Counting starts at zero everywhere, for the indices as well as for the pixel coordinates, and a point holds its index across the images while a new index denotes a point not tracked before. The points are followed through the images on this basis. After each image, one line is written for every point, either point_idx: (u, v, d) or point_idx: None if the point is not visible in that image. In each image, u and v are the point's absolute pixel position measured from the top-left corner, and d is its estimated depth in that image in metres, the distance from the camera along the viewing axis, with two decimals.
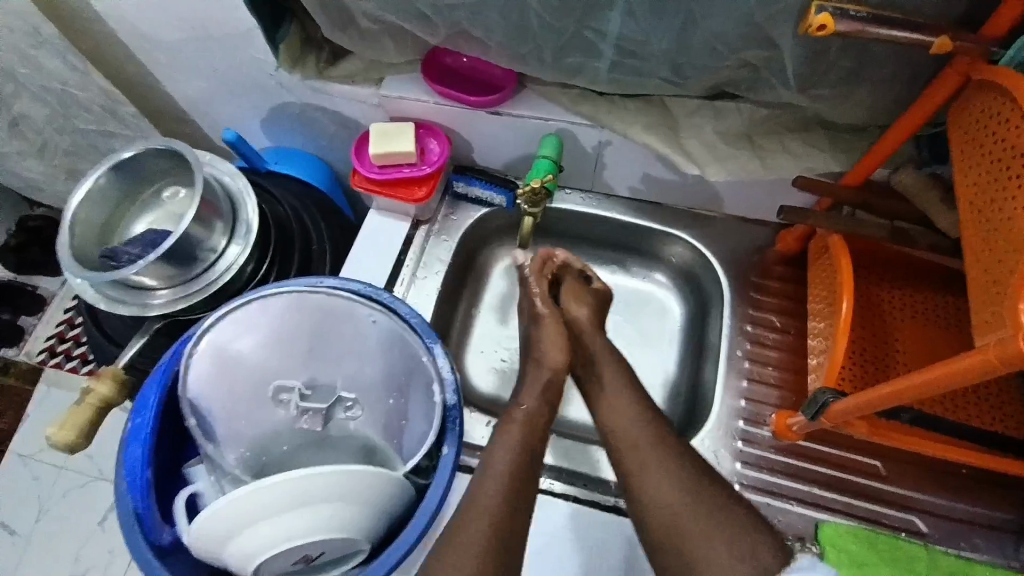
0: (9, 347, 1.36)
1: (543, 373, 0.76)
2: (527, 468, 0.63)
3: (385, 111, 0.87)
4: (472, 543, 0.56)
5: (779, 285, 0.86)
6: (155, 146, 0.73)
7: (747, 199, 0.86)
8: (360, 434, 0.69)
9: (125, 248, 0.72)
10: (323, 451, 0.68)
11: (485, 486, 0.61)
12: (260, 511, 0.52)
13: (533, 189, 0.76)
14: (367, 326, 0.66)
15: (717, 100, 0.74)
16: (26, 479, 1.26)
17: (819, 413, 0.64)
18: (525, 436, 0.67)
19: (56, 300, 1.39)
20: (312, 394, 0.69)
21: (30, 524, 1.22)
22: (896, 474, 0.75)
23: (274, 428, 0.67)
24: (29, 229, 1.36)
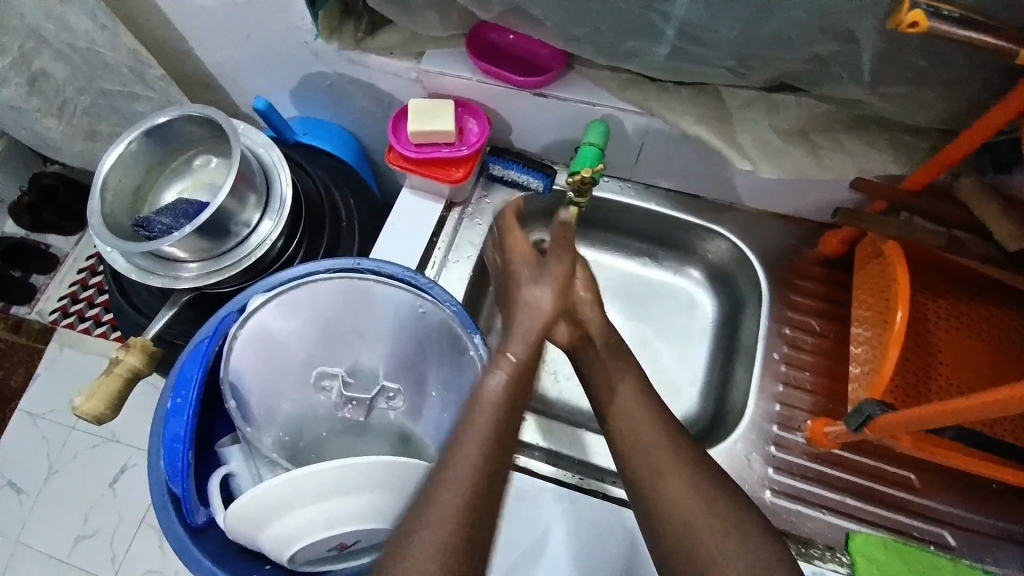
0: (22, 306, 1.35)
1: (532, 325, 0.58)
2: (509, 427, 0.53)
3: (423, 87, 0.83)
4: (441, 527, 0.46)
5: (818, 287, 0.84)
6: (189, 112, 0.70)
7: (792, 197, 0.83)
8: (398, 423, 0.68)
9: (158, 218, 0.70)
10: (362, 439, 0.67)
11: (459, 453, 0.50)
12: (295, 497, 0.51)
13: (582, 178, 0.71)
14: (410, 313, 0.65)
15: (775, 92, 0.70)
16: (36, 439, 1.26)
17: (863, 425, 0.64)
18: (514, 386, 0.55)
19: (69, 260, 1.39)
20: (355, 381, 0.68)
21: (39, 484, 1.23)
22: (926, 485, 0.74)
23: (313, 409, 0.67)
24: (42, 187, 1.30)
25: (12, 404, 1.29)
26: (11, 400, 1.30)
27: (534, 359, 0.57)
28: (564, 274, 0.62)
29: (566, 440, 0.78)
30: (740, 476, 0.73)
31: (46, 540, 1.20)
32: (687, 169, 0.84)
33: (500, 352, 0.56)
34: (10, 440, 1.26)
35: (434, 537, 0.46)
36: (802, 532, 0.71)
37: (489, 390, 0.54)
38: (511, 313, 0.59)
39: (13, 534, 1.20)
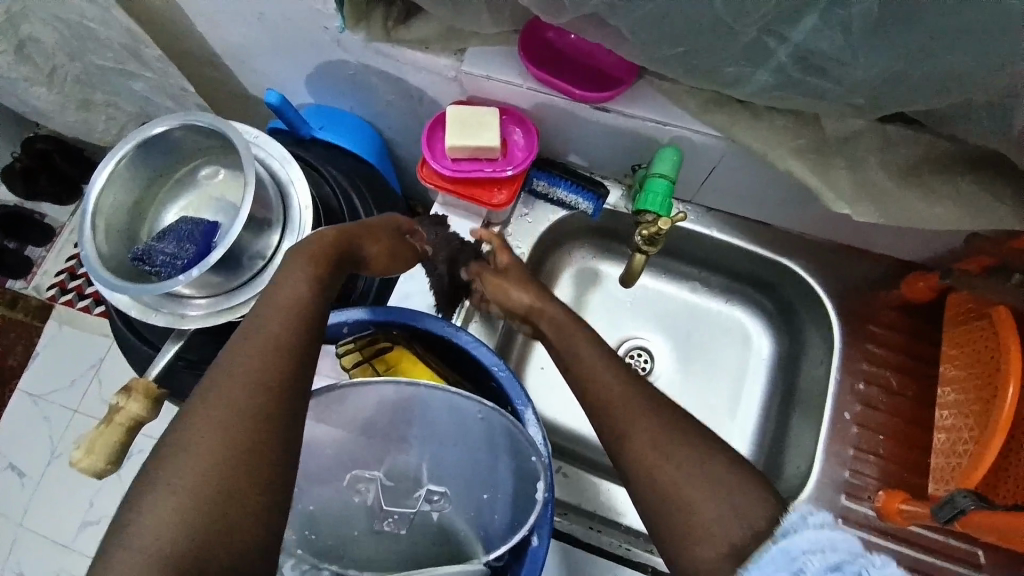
0: (17, 279, 1.26)
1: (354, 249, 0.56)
2: (309, 322, 0.48)
3: (461, 87, 0.72)
4: (208, 429, 0.41)
5: (896, 338, 0.75)
6: (193, 122, 0.60)
7: (876, 232, 0.73)
8: (444, 527, 0.54)
9: (159, 246, 0.60)
10: (399, 542, 0.54)
11: (239, 352, 0.44)
12: None
13: (658, 228, 0.63)
14: (465, 411, 0.51)
15: (887, 123, 0.59)
16: (36, 424, 1.21)
17: (953, 519, 0.58)
18: (318, 278, 0.50)
19: (65, 233, 1.28)
20: (394, 486, 0.54)
21: (41, 467, 1.19)
22: (998, 564, 0.67)
23: (345, 516, 0.53)
24: (37, 153, 1.19)
25: (10, 384, 1.23)
26: (9, 379, 1.24)
27: (345, 253, 0.55)
28: (396, 242, 0.61)
29: (590, 495, 0.71)
30: None
31: (49, 525, 1.16)
32: (761, 192, 0.73)
33: (305, 244, 0.52)
34: (9, 421, 1.21)
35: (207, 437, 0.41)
36: None
37: (285, 289, 0.49)
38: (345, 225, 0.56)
39: (16, 518, 1.17)
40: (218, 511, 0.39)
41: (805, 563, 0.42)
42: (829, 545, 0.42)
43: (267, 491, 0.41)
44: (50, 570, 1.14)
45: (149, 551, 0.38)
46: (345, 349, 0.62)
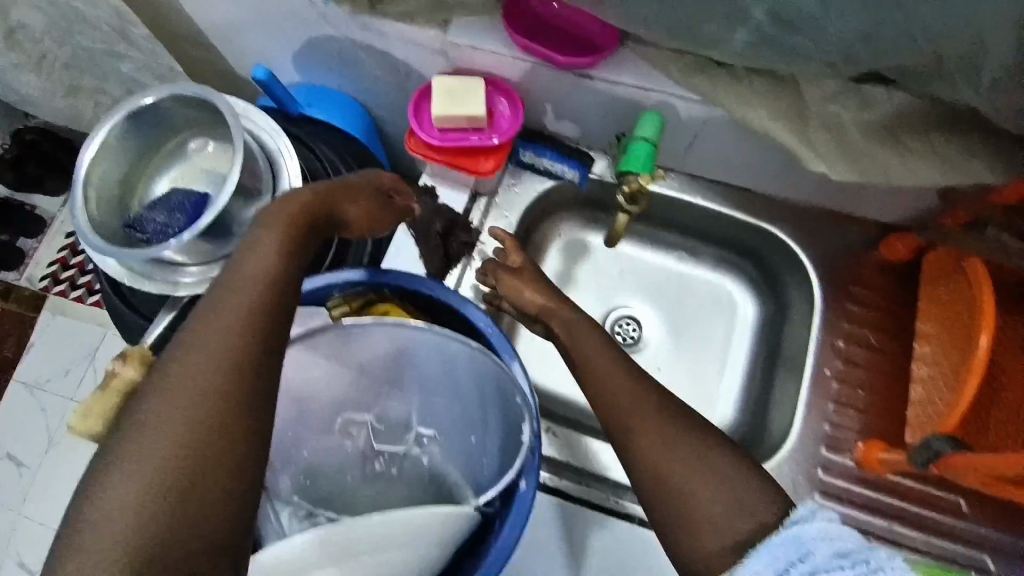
0: (9, 272, 1.27)
1: (328, 213, 0.57)
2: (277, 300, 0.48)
3: (447, 59, 0.72)
4: (181, 405, 0.42)
5: (875, 297, 0.78)
6: (181, 93, 0.61)
7: (856, 194, 0.75)
8: (432, 471, 0.58)
9: (151, 215, 0.62)
10: (391, 483, 0.58)
11: (204, 331, 0.44)
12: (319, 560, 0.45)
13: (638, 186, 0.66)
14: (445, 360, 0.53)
15: (861, 82, 0.60)
16: (32, 410, 1.22)
17: (930, 461, 0.59)
18: (288, 249, 0.50)
19: (56, 223, 1.28)
20: (385, 429, 0.58)
21: (39, 455, 1.20)
22: (975, 510, 0.69)
23: (340, 456, 0.57)
24: (25, 143, 1.19)
25: (6, 374, 1.24)
26: (5, 369, 1.24)
27: (320, 217, 0.55)
28: (377, 203, 0.62)
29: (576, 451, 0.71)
30: None
31: (48, 513, 1.17)
32: (743, 159, 0.75)
33: (276, 208, 0.52)
34: (6, 410, 1.22)
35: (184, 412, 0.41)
36: None
37: (258, 259, 0.49)
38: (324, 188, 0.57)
39: (15, 506, 1.18)
40: (188, 488, 0.40)
41: (813, 548, 0.43)
42: (838, 537, 0.44)
43: (242, 464, 0.42)
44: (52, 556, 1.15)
45: (124, 524, 0.38)
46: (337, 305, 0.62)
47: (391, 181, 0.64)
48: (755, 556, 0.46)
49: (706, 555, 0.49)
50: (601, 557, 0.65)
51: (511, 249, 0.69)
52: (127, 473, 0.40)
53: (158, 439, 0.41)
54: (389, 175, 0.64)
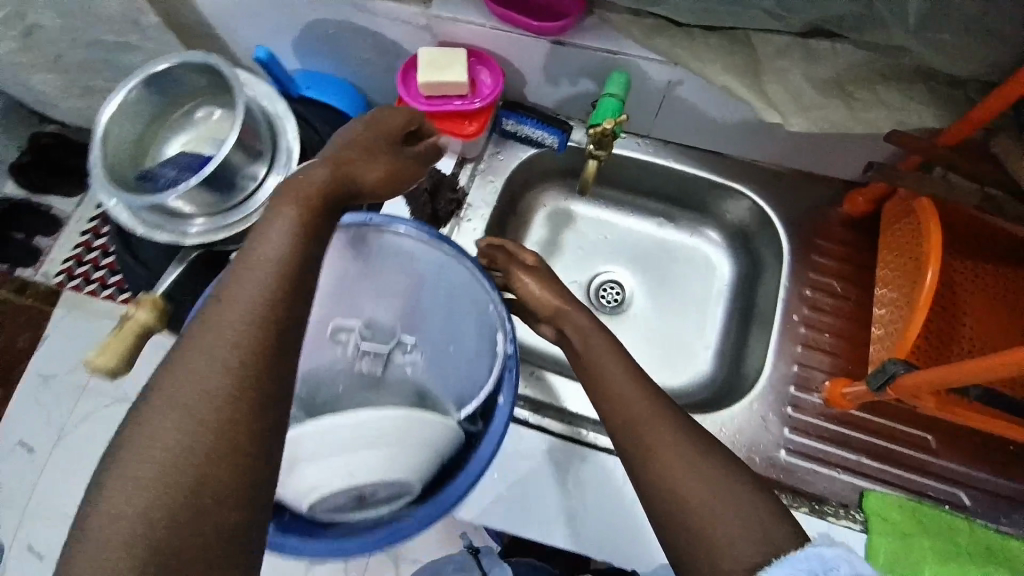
0: (25, 269, 1.30)
1: (349, 179, 0.56)
2: (297, 293, 0.47)
3: (432, 34, 0.78)
4: (193, 398, 0.42)
5: (841, 249, 0.82)
6: (194, 61, 0.67)
7: (819, 152, 0.79)
8: (415, 380, 0.62)
9: (163, 171, 0.68)
10: (379, 393, 0.61)
11: (218, 319, 0.44)
12: (332, 448, 0.50)
13: (603, 131, 0.69)
14: (435, 263, 0.61)
15: (809, 38, 0.64)
16: (45, 398, 1.25)
17: (885, 385, 0.63)
18: (309, 232, 0.49)
19: (70, 223, 1.32)
20: (371, 335, 0.63)
21: (52, 443, 1.23)
22: (946, 447, 0.71)
23: (325, 363, 0.60)
24: (40, 148, 1.29)
25: (20, 366, 1.26)
26: (19, 363, 1.27)
27: (338, 194, 0.54)
28: (392, 161, 0.61)
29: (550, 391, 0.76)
30: (754, 437, 0.72)
31: (60, 500, 1.20)
32: (713, 122, 0.79)
33: (289, 189, 0.51)
34: (19, 401, 1.25)
35: (193, 408, 0.42)
36: (817, 490, 0.70)
37: (271, 248, 0.48)
38: (336, 159, 0.56)
39: (25, 494, 1.21)
40: (196, 481, 0.40)
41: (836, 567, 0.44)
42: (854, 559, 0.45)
43: (250, 459, 0.42)
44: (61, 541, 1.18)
45: (131, 517, 0.39)
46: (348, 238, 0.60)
47: (398, 131, 0.63)
48: (779, 567, 0.45)
49: (667, 459, 0.53)
50: (583, 488, 0.68)
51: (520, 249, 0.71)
52: (136, 468, 0.40)
53: (165, 435, 0.41)
54: (399, 124, 0.63)
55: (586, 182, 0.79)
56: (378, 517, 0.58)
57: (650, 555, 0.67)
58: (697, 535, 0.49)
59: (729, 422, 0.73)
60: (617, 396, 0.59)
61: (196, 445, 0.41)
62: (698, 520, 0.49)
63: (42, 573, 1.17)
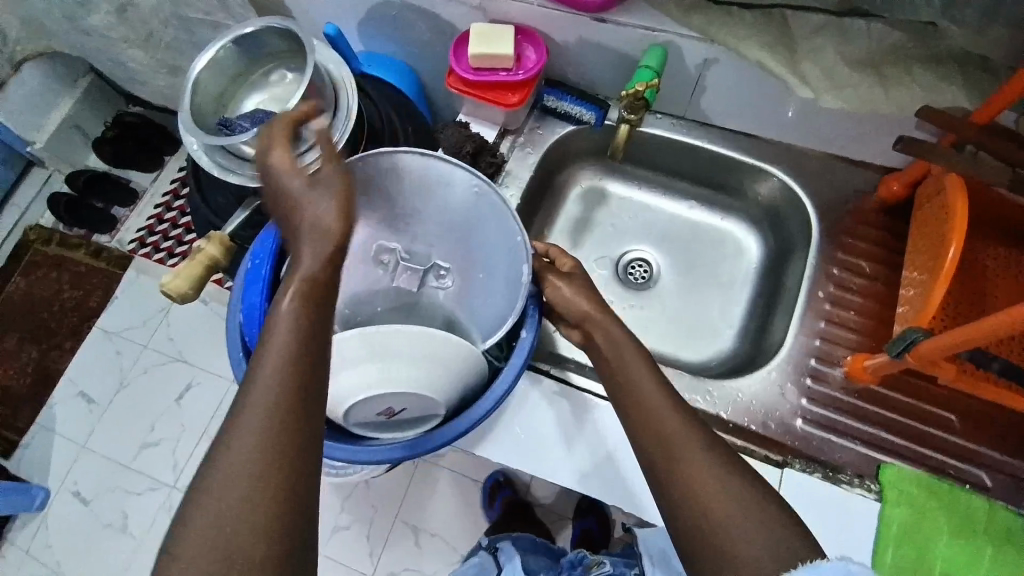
0: (103, 235, 1.41)
1: (317, 250, 0.49)
2: (307, 379, 0.46)
3: (485, 13, 0.83)
4: (233, 485, 0.43)
5: (873, 232, 0.83)
6: (276, 26, 0.75)
7: (855, 135, 0.80)
8: (444, 306, 0.68)
9: (239, 121, 0.76)
10: (411, 316, 0.68)
11: (235, 436, 0.44)
12: (365, 354, 0.56)
13: (635, 93, 0.74)
14: (472, 195, 0.65)
15: (844, 16, 0.65)
16: (106, 355, 1.33)
17: (904, 351, 0.63)
18: (305, 324, 0.48)
19: (146, 196, 1.44)
20: (409, 258, 0.69)
21: (109, 395, 1.31)
22: (970, 428, 0.71)
23: (366, 282, 0.67)
24: (124, 123, 1.38)
25: (89, 322, 1.36)
26: (89, 317, 1.36)
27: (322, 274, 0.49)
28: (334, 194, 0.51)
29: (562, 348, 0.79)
30: (772, 404, 0.74)
31: (110, 448, 1.28)
32: (750, 102, 0.81)
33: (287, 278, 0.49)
34: (83, 353, 1.34)
35: (233, 494, 0.42)
36: (831, 458, 0.70)
37: (281, 333, 0.47)
38: (295, 238, 0.51)
39: (80, 438, 1.29)
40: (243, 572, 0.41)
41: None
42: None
43: (293, 531, 0.43)
44: (111, 486, 1.26)
45: None
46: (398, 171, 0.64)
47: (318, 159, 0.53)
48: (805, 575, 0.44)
49: (667, 417, 0.55)
50: (590, 433, 0.72)
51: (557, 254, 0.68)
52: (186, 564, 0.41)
53: (212, 524, 0.42)
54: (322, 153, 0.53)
55: (614, 152, 0.81)
56: (405, 438, 0.64)
57: (649, 502, 0.70)
58: (688, 485, 0.51)
59: (747, 388, 0.74)
60: (637, 399, 0.57)
61: (240, 532, 0.42)
62: (694, 481, 0.51)
63: (88, 518, 1.25)
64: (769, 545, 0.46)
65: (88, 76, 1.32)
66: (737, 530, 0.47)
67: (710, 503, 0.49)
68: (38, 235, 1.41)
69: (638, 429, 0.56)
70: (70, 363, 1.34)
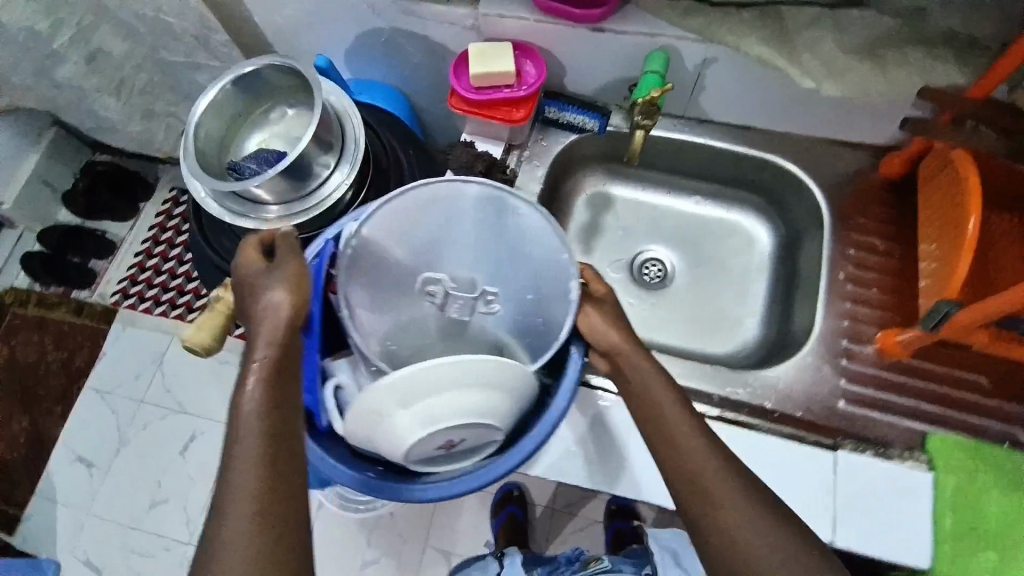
0: (82, 291, 1.34)
1: (271, 322, 0.52)
2: (281, 441, 0.50)
3: (479, 33, 0.83)
4: (234, 553, 0.46)
5: (879, 209, 0.85)
6: (276, 62, 0.74)
7: (852, 119, 0.83)
8: (494, 331, 0.68)
9: (246, 163, 0.75)
10: (456, 344, 0.68)
11: (229, 520, 0.47)
12: (415, 392, 0.55)
13: (649, 100, 0.74)
14: (473, 207, 0.68)
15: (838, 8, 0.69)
16: (103, 414, 1.27)
17: (939, 324, 0.66)
18: (270, 401, 0.50)
19: (125, 245, 1.37)
20: (457, 287, 0.69)
21: (109, 457, 1.24)
22: (1003, 389, 0.73)
23: (417, 316, 0.68)
24: (97, 173, 1.36)
25: (79, 383, 1.29)
26: (78, 379, 1.29)
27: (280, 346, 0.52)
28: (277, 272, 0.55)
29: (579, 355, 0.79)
30: (810, 389, 0.75)
31: (116, 513, 1.21)
32: (749, 97, 0.83)
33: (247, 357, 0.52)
34: (76, 417, 1.27)
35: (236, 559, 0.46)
36: (877, 435, 0.72)
37: (248, 408, 0.50)
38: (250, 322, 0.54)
39: (84, 507, 1.22)
40: None
41: None
42: None
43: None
44: (122, 553, 1.19)
45: None
46: (424, 200, 0.66)
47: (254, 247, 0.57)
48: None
49: (674, 418, 0.57)
50: (603, 427, 0.74)
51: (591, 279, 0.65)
52: None
53: None
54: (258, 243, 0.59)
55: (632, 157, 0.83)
56: (463, 468, 0.64)
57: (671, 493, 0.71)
58: (698, 484, 0.54)
59: (784, 375, 0.76)
60: (651, 398, 0.59)
61: None
62: (702, 480, 0.54)
63: None
64: (777, 542, 0.50)
65: (50, 129, 1.27)
66: (738, 525, 0.51)
67: (722, 501, 0.52)
68: (14, 298, 1.34)
69: (649, 427, 0.59)
70: (65, 427, 1.26)
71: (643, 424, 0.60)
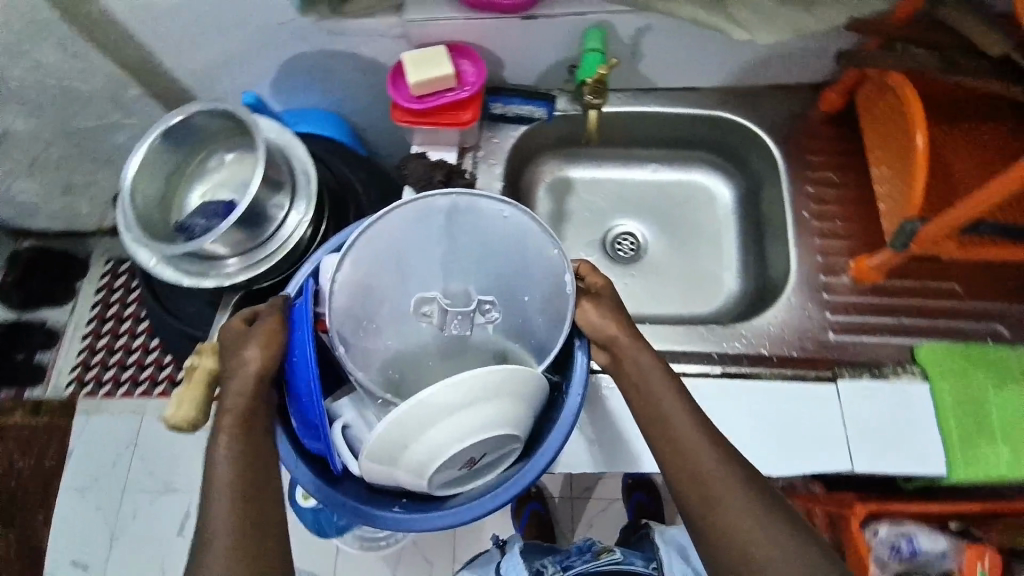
0: (35, 387, 1.23)
1: (244, 386, 0.56)
2: (258, 498, 0.51)
3: (410, 41, 0.82)
4: None
5: (827, 144, 0.88)
6: (207, 109, 0.69)
7: (785, 62, 0.85)
8: (495, 339, 0.68)
9: (194, 220, 0.71)
10: (461, 359, 0.68)
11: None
12: (424, 421, 0.53)
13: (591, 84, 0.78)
14: (445, 220, 0.66)
15: None
16: (87, 510, 1.17)
17: (908, 241, 0.69)
18: (243, 460, 0.52)
19: (68, 331, 1.26)
20: (450, 301, 0.69)
21: (104, 553, 1.15)
22: (973, 291, 0.77)
23: (416, 339, 0.68)
24: (24, 262, 1.27)
25: (53, 484, 1.19)
26: (51, 479, 1.19)
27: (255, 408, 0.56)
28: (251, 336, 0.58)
29: None
30: (802, 327, 0.77)
31: None
32: (686, 58, 0.84)
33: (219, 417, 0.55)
34: (57, 520, 1.17)
35: None
36: (869, 357, 0.75)
37: (222, 469, 0.52)
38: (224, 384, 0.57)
39: None
40: None
41: None
42: None
43: None
44: None
45: None
46: (398, 224, 0.64)
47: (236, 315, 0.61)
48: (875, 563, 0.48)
49: (671, 412, 0.58)
50: (603, 407, 0.74)
51: (586, 273, 0.65)
52: None
53: None
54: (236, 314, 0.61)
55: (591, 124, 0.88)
56: (487, 484, 0.62)
57: None
58: (698, 481, 0.54)
59: (775, 319, 0.78)
60: (649, 393, 0.59)
61: None
62: (700, 476, 0.54)
63: None
64: (770, 533, 0.51)
65: None
66: (735, 521, 0.52)
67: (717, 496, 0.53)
68: None
69: (646, 422, 0.59)
70: (49, 532, 1.17)
71: (642, 421, 0.60)
